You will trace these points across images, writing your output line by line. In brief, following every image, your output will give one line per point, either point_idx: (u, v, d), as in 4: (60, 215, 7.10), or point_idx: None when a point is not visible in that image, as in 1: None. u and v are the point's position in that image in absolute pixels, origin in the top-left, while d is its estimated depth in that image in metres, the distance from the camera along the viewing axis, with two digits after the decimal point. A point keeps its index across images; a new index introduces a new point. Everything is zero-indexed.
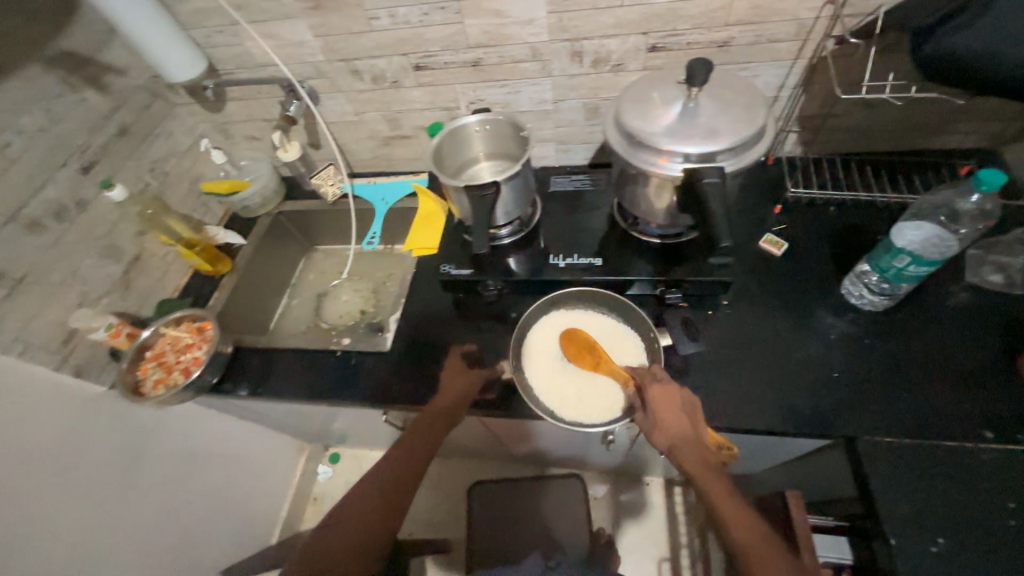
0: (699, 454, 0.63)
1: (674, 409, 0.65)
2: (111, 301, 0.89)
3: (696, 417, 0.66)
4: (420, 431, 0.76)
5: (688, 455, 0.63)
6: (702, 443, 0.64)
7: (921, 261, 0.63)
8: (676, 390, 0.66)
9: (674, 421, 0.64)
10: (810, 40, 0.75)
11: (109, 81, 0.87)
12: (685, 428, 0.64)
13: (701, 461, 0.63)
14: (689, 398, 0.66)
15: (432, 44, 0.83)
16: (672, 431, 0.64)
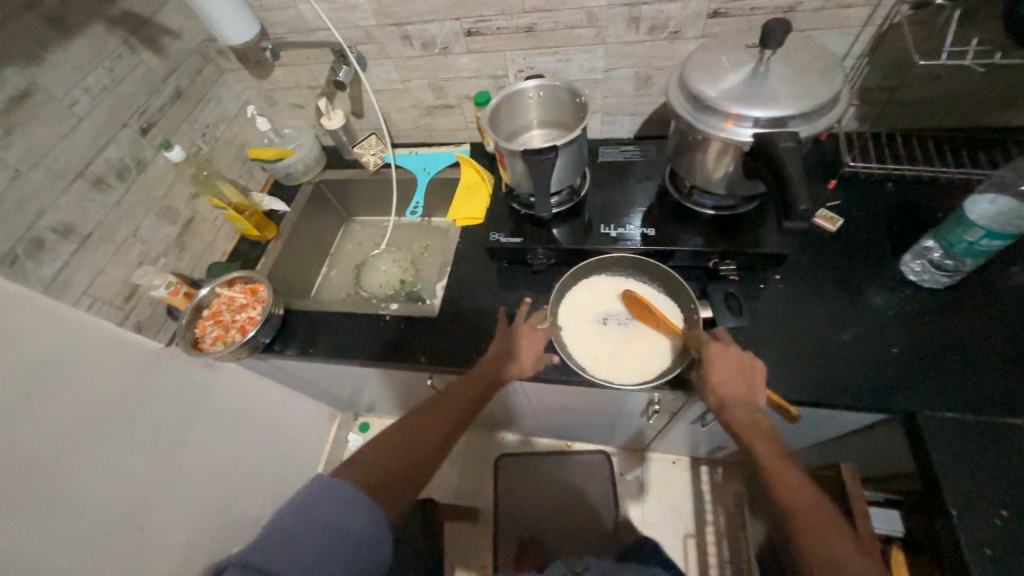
0: (753, 415, 0.64)
1: (730, 369, 0.65)
2: (167, 261, 0.92)
3: (759, 380, 0.65)
4: (462, 392, 0.72)
5: (740, 415, 0.64)
6: (760, 406, 0.64)
7: (995, 235, 0.61)
8: (734, 352, 0.66)
9: (727, 381, 0.65)
10: (882, 6, 0.72)
11: (165, 44, 0.88)
12: (740, 388, 0.64)
13: (752, 423, 0.63)
14: (751, 360, 0.66)
15: (486, 8, 0.82)
16: (725, 390, 0.65)
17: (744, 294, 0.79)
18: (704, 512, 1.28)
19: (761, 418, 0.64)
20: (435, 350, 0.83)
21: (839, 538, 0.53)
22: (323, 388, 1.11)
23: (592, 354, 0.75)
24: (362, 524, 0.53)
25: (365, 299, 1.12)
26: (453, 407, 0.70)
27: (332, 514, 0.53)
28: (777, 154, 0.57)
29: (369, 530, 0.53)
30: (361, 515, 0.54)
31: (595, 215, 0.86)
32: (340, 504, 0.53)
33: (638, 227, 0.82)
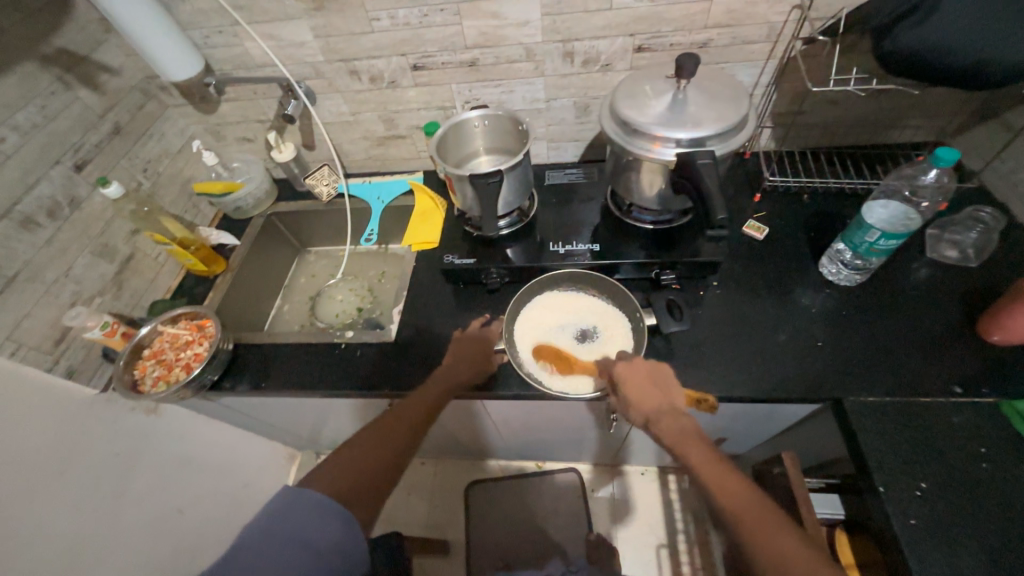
0: (673, 426, 0.64)
1: (643, 383, 0.68)
2: (103, 301, 0.87)
3: (671, 392, 0.68)
4: (432, 392, 0.72)
5: (663, 428, 0.64)
6: (680, 416, 0.65)
7: (890, 235, 0.69)
8: (643, 365, 0.70)
9: (647, 394, 0.67)
10: (780, 42, 0.82)
11: (104, 80, 0.87)
12: (658, 400, 0.67)
13: (677, 434, 0.63)
14: (659, 373, 0.69)
15: (430, 44, 0.87)
16: (645, 403, 0.66)
17: (686, 301, 0.84)
18: (675, 520, 1.30)
19: (684, 425, 0.64)
20: (393, 374, 0.82)
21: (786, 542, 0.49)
22: (280, 425, 1.07)
23: (546, 370, 0.77)
24: (337, 530, 0.53)
25: (323, 329, 1.10)
26: (422, 407, 0.69)
27: (305, 523, 0.52)
28: (697, 171, 0.64)
29: (343, 537, 0.53)
30: (335, 522, 0.53)
31: (545, 234, 0.90)
32: (313, 511, 0.53)
33: (586, 243, 0.87)
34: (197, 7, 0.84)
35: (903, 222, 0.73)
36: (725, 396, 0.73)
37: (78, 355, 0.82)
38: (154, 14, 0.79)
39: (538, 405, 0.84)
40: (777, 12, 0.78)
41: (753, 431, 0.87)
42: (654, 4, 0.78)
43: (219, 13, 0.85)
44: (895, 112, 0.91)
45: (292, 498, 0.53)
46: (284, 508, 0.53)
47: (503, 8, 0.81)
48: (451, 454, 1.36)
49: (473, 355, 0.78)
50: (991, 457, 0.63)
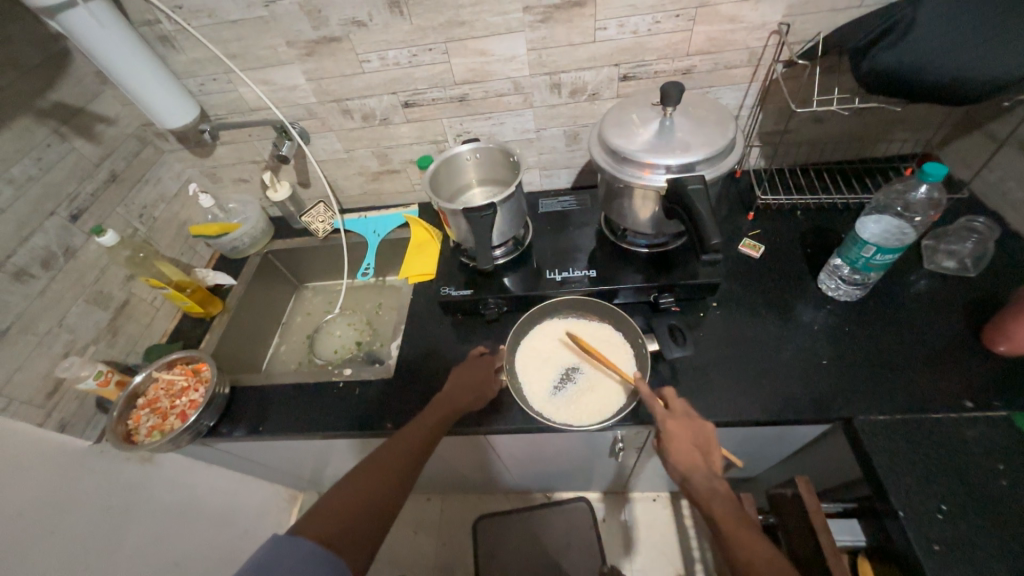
0: (711, 484, 0.61)
1: (688, 441, 0.65)
2: (96, 350, 0.86)
3: (714, 451, 0.64)
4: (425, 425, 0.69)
5: (698, 487, 0.61)
6: (718, 477, 0.62)
7: (885, 249, 0.69)
8: (690, 421, 0.66)
9: (686, 452, 0.64)
10: (761, 65, 0.84)
11: (100, 131, 0.88)
12: (698, 459, 0.64)
13: (713, 493, 0.60)
14: (707, 431, 0.65)
15: (420, 82, 0.89)
16: (684, 461, 0.64)
17: (687, 323, 0.83)
18: (690, 548, 1.25)
19: (719, 487, 0.60)
20: (393, 412, 0.81)
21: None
22: (279, 468, 1.04)
23: (554, 405, 0.75)
24: None
25: (321, 366, 1.08)
26: (413, 444, 0.66)
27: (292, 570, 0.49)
28: (688, 196, 0.64)
29: None
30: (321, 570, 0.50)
31: (542, 262, 0.89)
32: (302, 558, 0.50)
33: (583, 269, 0.87)
34: (192, 57, 0.86)
35: (899, 235, 0.73)
36: (732, 420, 0.71)
37: (70, 407, 0.80)
38: (150, 66, 0.81)
39: (543, 437, 0.82)
40: (756, 38, 0.80)
41: (765, 453, 0.84)
42: (636, 35, 0.81)
43: (213, 61, 0.87)
44: (880, 127, 0.93)
45: (280, 544, 0.51)
46: (270, 560, 0.50)
47: (490, 46, 0.83)
48: (456, 488, 1.32)
49: (467, 385, 0.75)
50: (1012, 473, 0.61)
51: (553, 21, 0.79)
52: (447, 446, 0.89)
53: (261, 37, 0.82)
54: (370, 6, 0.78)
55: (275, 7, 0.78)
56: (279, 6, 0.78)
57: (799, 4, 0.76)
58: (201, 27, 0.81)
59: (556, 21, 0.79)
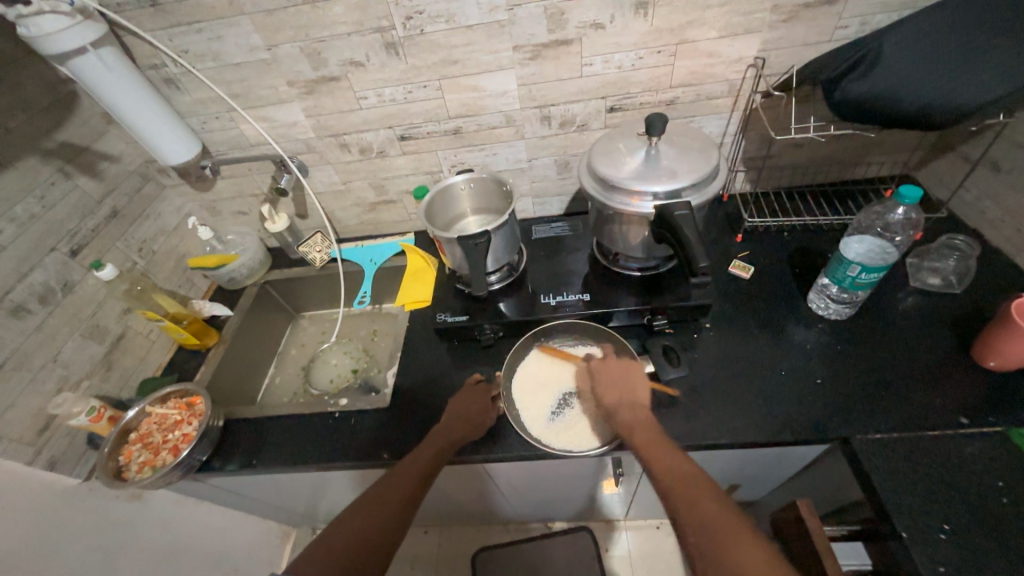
0: (631, 413, 0.68)
1: (610, 382, 0.73)
2: (90, 385, 0.85)
3: (637, 387, 0.72)
4: (419, 463, 0.67)
5: (619, 417, 0.68)
6: (639, 406, 0.69)
7: (869, 268, 0.71)
8: (619, 364, 0.76)
9: (612, 388, 0.73)
10: (741, 96, 0.89)
11: (103, 168, 0.90)
12: (619, 394, 0.71)
13: (634, 417, 0.67)
14: (631, 371, 0.74)
15: (416, 117, 0.92)
16: (607, 399, 0.71)
17: (681, 344, 0.84)
18: None
19: (640, 416, 0.67)
20: (389, 441, 0.80)
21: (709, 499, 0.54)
22: (272, 503, 1.01)
23: (553, 430, 0.75)
24: None
25: (316, 397, 1.08)
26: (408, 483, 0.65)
27: None
28: (675, 222, 0.66)
29: None
30: None
31: (536, 287, 0.91)
32: None
33: (576, 293, 0.88)
34: (196, 97, 0.90)
35: (883, 254, 0.74)
36: (731, 442, 0.71)
37: (61, 445, 0.78)
38: (154, 106, 0.84)
39: (542, 464, 0.81)
40: (735, 71, 0.85)
41: (767, 475, 0.84)
42: (621, 70, 0.85)
43: (216, 100, 0.90)
44: (857, 151, 0.97)
45: None
46: None
47: (482, 82, 0.87)
48: (456, 520, 1.29)
49: (464, 419, 0.74)
50: (1011, 490, 0.60)
51: (541, 58, 0.83)
52: (444, 476, 0.88)
53: (262, 77, 0.86)
54: (367, 48, 0.82)
55: (277, 49, 0.82)
56: (281, 48, 0.82)
57: (772, 40, 0.80)
58: (206, 70, 0.85)
59: (545, 58, 0.83)
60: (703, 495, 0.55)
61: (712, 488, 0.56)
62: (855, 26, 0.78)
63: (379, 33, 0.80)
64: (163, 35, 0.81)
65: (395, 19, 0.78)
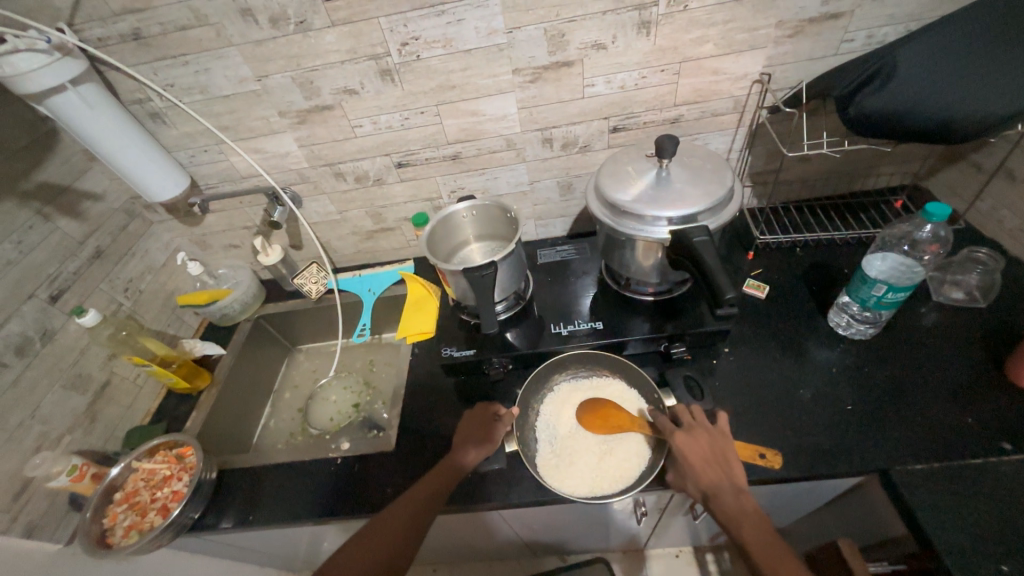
0: (738, 503, 0.58)
1: (705, 458, 0.63)
2: (72, 440, 0.80)
3: (738, 468, 0.62)
4: (421, 491, 0.66)
5: (725, 507, 0.58)
6: (743, 495, 0.59)
7: (896, 287, 0.68)
8: (706, 435, 0.64)
9: (704, 467, 0.62)
10: (747, 111, 0.86)
11: (86, 208, 0.86)
12: (719, 474, 0.61)
13: (741, 512, 0.57)
14: (723, 445, 0.63)
15: (413, 143, 0.89)
16: (707, 479, 0.61)
17: (700, 371, 0.80)
18: None
19: (746, 506, 0.58)
20: (396, 491, 0.74)
21: None
22: (270, 554, 0.94)
23: (574, 472, 0.71)
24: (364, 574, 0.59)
25: (316, 437, 1.02)
26: (410, 512, 0.64)
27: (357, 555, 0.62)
28: (695, 248, 0.63)
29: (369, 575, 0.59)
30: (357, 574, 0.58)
31: (545, 315, 0.87)
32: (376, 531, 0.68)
33: (587, 321, 0.84)
34: (183, 131, 0.86)
35: (909, 272, 0.71)
36: (762, 477, 0.67)
37: (39, 509, 0.72)
38: (139, 142, 0.80)
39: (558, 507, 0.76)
40: (740, 87, 0.83)
41: (797, 505, 0.79)
42: (624, 90, 0.83)
43: (204, 133, 0.87)
44: (866, 162, 0.95)
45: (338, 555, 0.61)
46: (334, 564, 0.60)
47: (481, 106, 0.84)
48: (466, 558, 1.23)
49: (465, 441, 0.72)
50: None
51: (542, 80, 0.81)
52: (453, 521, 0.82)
53: (253, 109, 0.83)
54: (362, 76, 0.79)
55: (268, 80, 0.79)
56: (272, 79, 0.79)
57: (777, 55, 0.79)
58: (194, 103, 0.82)
59: (545, 81, 0.81)
60: None
61: None
62: (861, 39, 0.77)
63: (373, 61, 0.77)
64: (147, 69, 0.77)
65: (390, 46, 0.75)
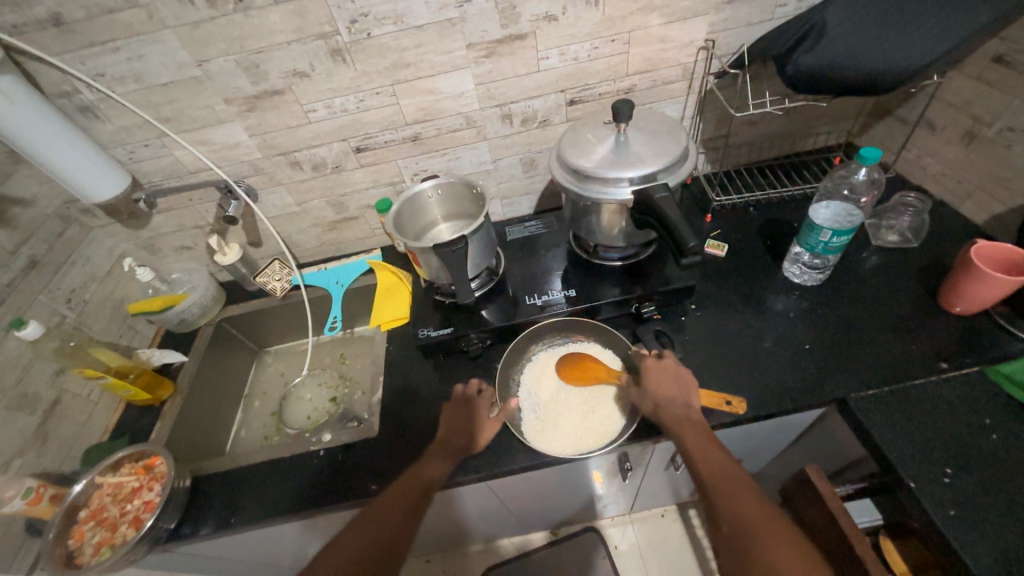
0: (685, 412, 0.65)
1: (665, 380, 0.70)
2: (23, 463, 0.74)
3: (694, 391, 0.68)
4: (414, 479, 0.65)
5: (671, 413, 0.65)
6: (691, 408, 0.66)
7: (840, 231, 0.73)
8: (671, 362, 0.72)
9: (663, 385, 0.69)
10: (695, 78, 0.90)
11: (15, 215, 0.79)
12: (675, 391, 0.68)
13: (685, 417, 0.64)
14: (685, 372, 0.70)
15: (371, 126, 0.88)
16: (662, 393, 0.68)
17: (671, 328, 0.84)
18: (707, 558, 1.22)
19: (693, 416, 0.65)
20: (385, 476, 0.73)
21: (753, 503, 0.53)
22: (256, 563, 0.91)
23: (560, 434, 0.73)
24: None
25: (294, 437, 0.99)
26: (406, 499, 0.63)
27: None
28: (656, 205, 0.66)
29: None
30: None
31: (518, 289, 0.88)
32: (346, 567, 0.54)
33: (560, 291, 0.85)
34: (119, 125, 0.81)
35: (849, 217, 0.77)
36: (735, 419, 0.70)
37: None
38: (70, 138, 0.74)
39: (547, 474, 0.78)
40: (687, 55, 0.86)
41: (768, 445, 0.85)
42: (577, 62, 0.84)
43: (143, 126, 0.81)
44: (806, 123, 1.01)
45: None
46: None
47: (438, 84, 0.83)
48: (460, 543, 1.23)
49: (444, 448, 0.69)
50: (999, 426, 0.63)
51: (496, 55, 0.81)
52: (442, 504, 0.81)
53: (196, 97, 0.78)
54: (311, 56, 0.76)
55: (209, 65, 0.75)
56: (214, 64, 0.75)
57: (719, 22, 0.82)
58: (129, 93, 0.77)
59: (500, 55, 0.81)
60: (750, 495, 0.54)
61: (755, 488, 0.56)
62: (792, 3, 0.82)
63: (322, 40, 0.75)
64: (73, 58, 0.72)
65: (338, 24, 0.73)
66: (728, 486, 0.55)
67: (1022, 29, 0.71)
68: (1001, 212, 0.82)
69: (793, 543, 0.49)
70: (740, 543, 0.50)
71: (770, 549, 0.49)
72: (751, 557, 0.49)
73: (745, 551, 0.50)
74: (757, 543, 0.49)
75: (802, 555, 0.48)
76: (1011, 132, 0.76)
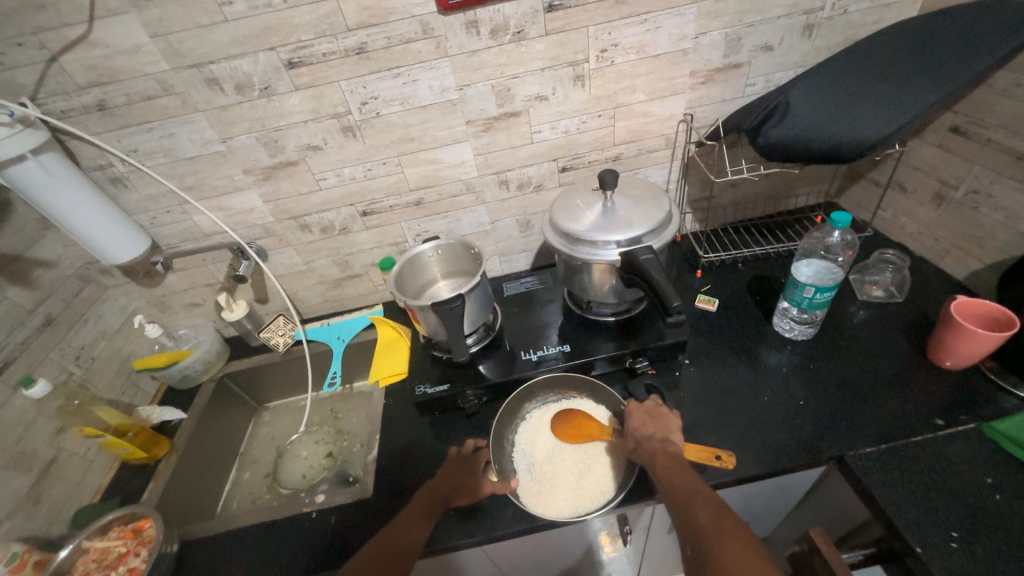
0: (661, 444, 0.67)
1: (644, 418, 0.72)
2: (11, 526, 0.73)
3: (677, 430, 0.70)
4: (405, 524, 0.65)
5: (645, 446, 0.68)
6: (668, 440, 0.68)
7: (822, 288, 0.76)
8: (652, 401, 0.74)
9: (644, 423, 0.71)
10: (678, 146, 0.98)
11: (38, 275, 0.83)
12: (654, 428, 0.70)
13: (660, 448, 0.66)
14: (664, 409, 0.73)
15: (377, 192, 0.94)
16: (643, 430, 0.70)
17: (665, 383, 0.84)
18: None
19: (669, 447, 0.66)
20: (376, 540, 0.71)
21: (709, 514, 0.53)
22: None
23: (557, 495, 0.73)
24: None
25: (287, 497, 0.98)
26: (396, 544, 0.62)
27: None
28: (642, 265, 0.69)
29: None
30: None
31: (515, 344, 0.90)
32: None
33: (555, 346, 0.87)
34: (145, 193, 0.88)
35: (830, 274, 0.80)
36: (733, 479, 0.69)
37: None
38: (97, 206, 0.80)
39: (546, 538, 0.76)
40: (668, 127, 0.94)
41: (772, 506, 0.82)
42: (568, 134, 0.92)
43: (167, 194, 0.88)
44: (785, 185, 1.08)
45: None
46: None
47: (440, 155, 0.91)
48: None
49: (425, 509, 0.67)
50: (1002, 486, 0.62)
51: (493, 129, 0.89)
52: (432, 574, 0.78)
53: (218, 169, 0.86)
54: (325, 132, 0.84)
55: (232, 141, 0.83)
56: (237, 140, 0.83)
57: (695, 99, 0.91)
58: (157, 166, 0.84)
59: (496, 130, 0.89)
60: (709, 508, 0.54)
61: (721, 504, 0.55)
62: (761, 83, 0.91)
63: (335, 119, 0.83)
64: (111, 137, 0.80)
65: (351, 105, 0.81)
66: (689, 502, 0.56)
67: (972, 105, 0.78)
68: (978, 268, 0.85)
69: (750, 547, 0.48)
70: (700, 558, 0.50)
71: (719, 556, 0.48)
72: (706, 567, 0.49)
73: (701, 563, 0.49)
74: (709, 554, 0.49)
75: (751, 556, 0.47)
76: (977, 195, 0.81)
